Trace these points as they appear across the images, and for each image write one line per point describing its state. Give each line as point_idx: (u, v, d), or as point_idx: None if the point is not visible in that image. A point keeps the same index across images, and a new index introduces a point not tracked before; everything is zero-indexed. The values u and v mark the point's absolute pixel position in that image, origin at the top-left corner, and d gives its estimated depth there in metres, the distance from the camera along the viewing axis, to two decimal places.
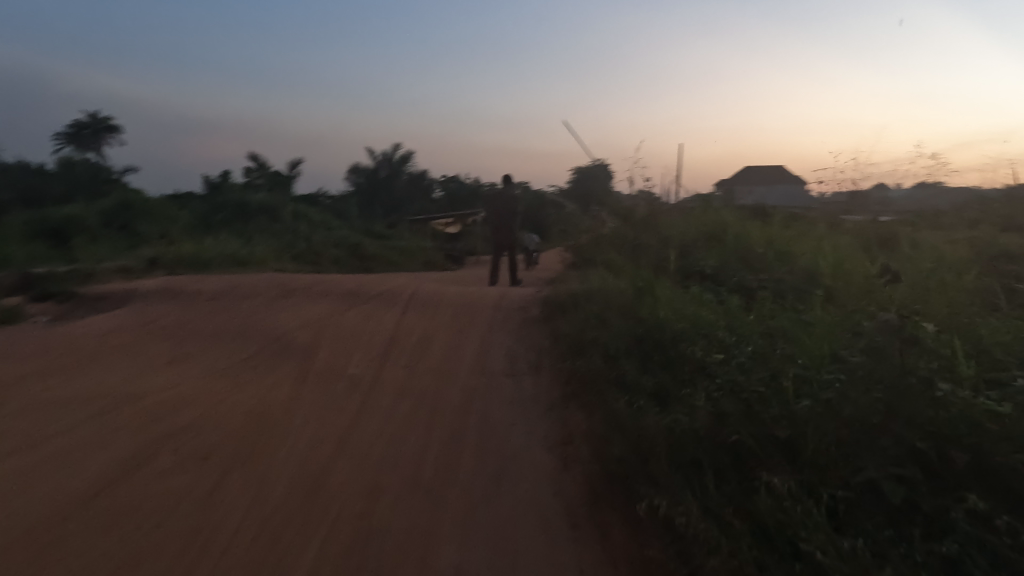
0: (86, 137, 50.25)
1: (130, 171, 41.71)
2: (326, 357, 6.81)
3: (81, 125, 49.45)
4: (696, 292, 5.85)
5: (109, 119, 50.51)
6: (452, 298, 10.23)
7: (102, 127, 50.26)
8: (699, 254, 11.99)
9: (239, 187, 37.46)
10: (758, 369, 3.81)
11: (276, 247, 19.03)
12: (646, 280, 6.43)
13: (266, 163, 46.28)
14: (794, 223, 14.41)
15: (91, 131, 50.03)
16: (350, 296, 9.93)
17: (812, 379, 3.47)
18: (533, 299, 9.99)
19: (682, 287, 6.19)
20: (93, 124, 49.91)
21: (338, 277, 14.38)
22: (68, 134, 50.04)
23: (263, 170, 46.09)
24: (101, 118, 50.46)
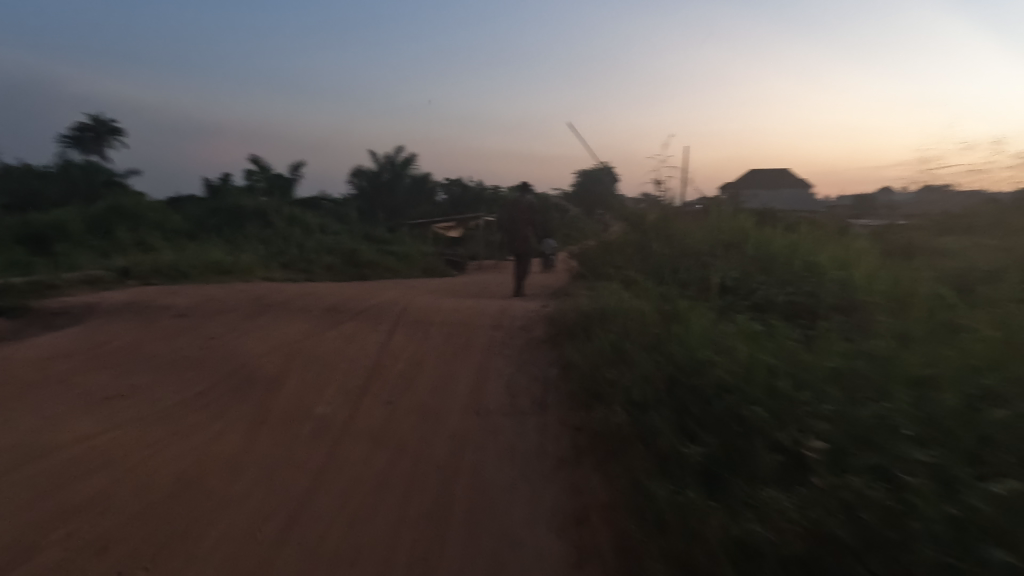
0: (90, 140, 49.60)
1: (130, 175, 41.02)
2: (293, 391, 5.80)
3: (86, 128, 48.93)
4: (742, 322, 4.81)
5: (113, 121, 49.86)
6: (447, 315, 9.17)
7: (107, 130, 49.57)
8: (718, 264, 10.98)
9: (238, 190, 36.66)
10: (860, 454, 2.81)
11: (266, 255, 18.08)
12: (674, 306, 5.40)
13: (265, 166, 45.36)
14: (818, 231, 13.37)
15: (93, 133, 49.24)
16: (334, 312, 8.90)
17: (962, 484, 2.44)
18: (537, 316, 8.92)
19: (722, 316, 5.15)
20: (95, 127, 49.14)
21: (326, 288, 13.37)
22: (71, 138, 49.55)
23: (263, 172, 45.27)
24: (105, 120, 49.83)
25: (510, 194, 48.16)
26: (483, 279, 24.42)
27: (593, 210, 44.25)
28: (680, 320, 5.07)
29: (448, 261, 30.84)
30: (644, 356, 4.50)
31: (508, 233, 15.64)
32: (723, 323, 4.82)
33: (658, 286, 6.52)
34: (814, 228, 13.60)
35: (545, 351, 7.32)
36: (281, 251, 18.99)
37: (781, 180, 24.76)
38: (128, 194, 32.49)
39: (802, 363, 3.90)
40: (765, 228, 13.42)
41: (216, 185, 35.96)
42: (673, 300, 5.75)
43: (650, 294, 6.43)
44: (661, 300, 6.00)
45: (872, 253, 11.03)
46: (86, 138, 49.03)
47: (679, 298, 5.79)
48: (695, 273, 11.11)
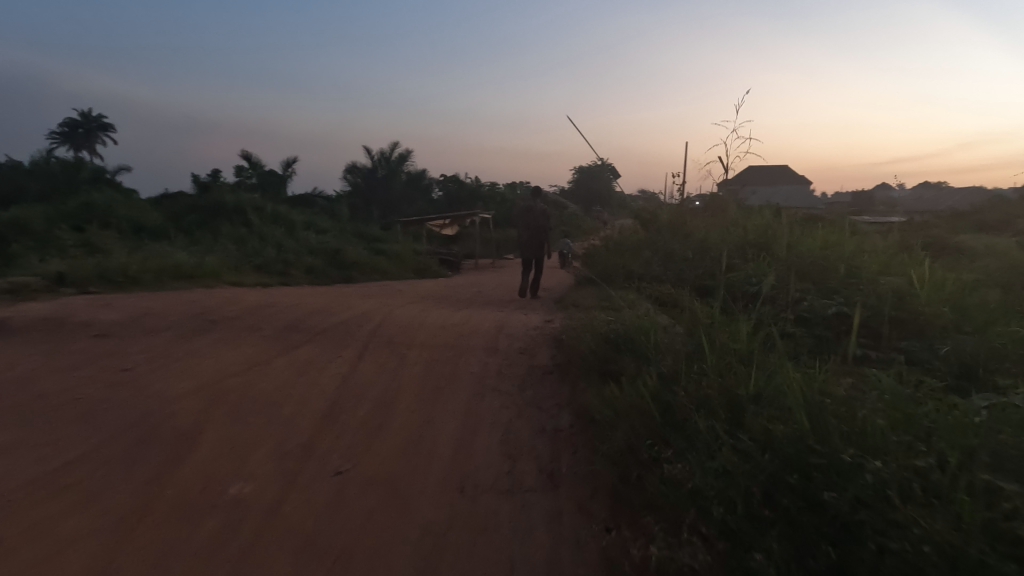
0: (78, 137, 47.62)
1: (120, 171, 39.31)
2: (205, 458, 4.17)
3: (73, 124, 47.04)
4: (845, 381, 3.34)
5: (102, 118, 48.01)
6: (431, 332, 7.53)
7: (95, 127, 47.46)
8: (749, 269, 9.46)
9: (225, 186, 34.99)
10: None
11: (236, 257, 16.41)
12: (742, 350, 3.86)
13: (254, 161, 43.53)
14: (851, 233, 11.94)
15: (82, 130, 46.77)
16: (291, 331, 7.24)
17: None
18: (542, 336, 7.28)
19: (809, 368, 3.65)
20: (84, 122, 46.89)
21: (297, 296, 11.73)
22: (57, 134, 47.60)
23: (252, 167, 43.40)
24: (94, 117, 48.00)
25: (507, 191, 46.55)
26: (479, 280, 22.69)
27: (592, 209, 42.84)
28: (754, 369, 3.51)
29: (441, 260, 29.13)
30: (712, 428, 2.98)
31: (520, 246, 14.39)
32: (820, 379, 3.32)
33: (704, 311, 4.96)
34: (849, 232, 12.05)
35: (553, 387, 5.70)
36: (256, 252, 17.28)
37: (790, 177, 23.35)
38: (109, 189, 30.73)
39: (969, 434, 2.54)
40: (794, 226, 11.94)
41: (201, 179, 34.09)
42: (731, 330, 4.22)
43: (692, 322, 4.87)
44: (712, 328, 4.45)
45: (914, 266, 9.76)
46: (74, 134, 47.00)
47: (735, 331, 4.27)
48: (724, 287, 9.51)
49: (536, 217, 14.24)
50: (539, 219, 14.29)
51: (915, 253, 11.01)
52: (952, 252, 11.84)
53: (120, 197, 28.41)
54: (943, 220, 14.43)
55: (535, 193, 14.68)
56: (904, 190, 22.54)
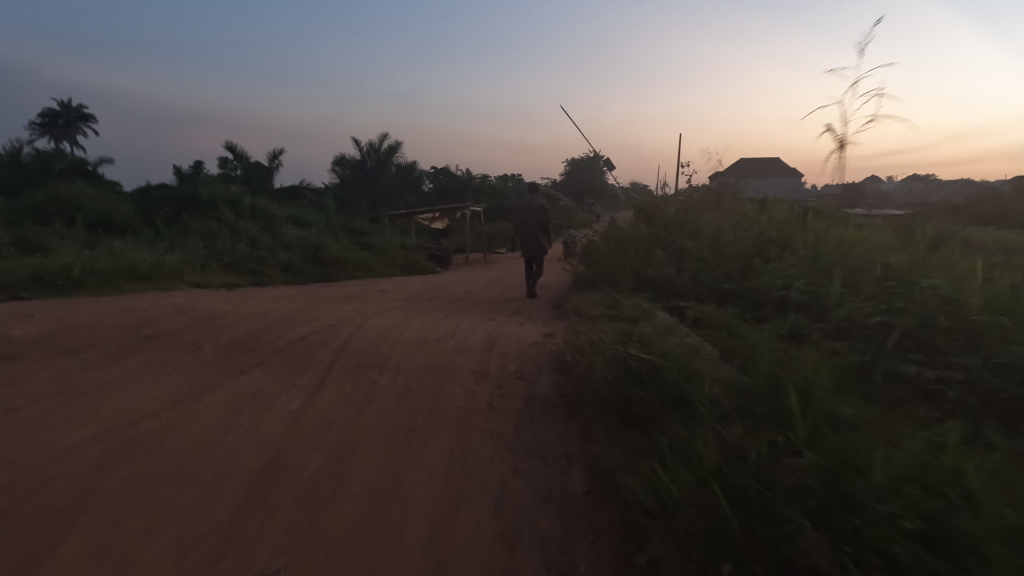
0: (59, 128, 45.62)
1: (100, 162, 37.60)
2: (78, 559, 3.06)
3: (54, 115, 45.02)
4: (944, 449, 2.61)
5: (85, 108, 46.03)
6: (408, 348, 6.31)
7: (77, 118, 45.42)
8: (775, 271, 8.33)
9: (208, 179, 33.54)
10: None
11: (204, 254, 15.11)
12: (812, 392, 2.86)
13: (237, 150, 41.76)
14: (877, 232, 10.88)
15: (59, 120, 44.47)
16: (239, 351, 6.00)
17: None
18: (542, 354, 6.09)
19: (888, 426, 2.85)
20: (63, 112, 44.78)
21: (266, 300, 10.49)
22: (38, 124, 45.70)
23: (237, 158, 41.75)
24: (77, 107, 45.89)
25: (500, 185, 45.33)
26: (468, 278, 21.41)
27: (587, 203, 41.74)
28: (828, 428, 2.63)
29: (430, 255, 27.77)
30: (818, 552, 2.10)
31: (519, 241, 13.36)
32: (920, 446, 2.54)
33: (751, 336, 3.89)
34: (873, 231, 10.98)
35: (558, 430, 4.55)
36: (228, 249, 15.94)
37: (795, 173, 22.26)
38: (82, 181, 29.03)
39: None
40: (816, 224, 10.83)
41: (181, 171, 32.59)
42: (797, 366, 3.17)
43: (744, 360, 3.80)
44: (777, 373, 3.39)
45: (955, 267, 8.68)
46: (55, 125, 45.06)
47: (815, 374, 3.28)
48: (746, 292, 8.36)
49: (532, 214, 13.18)
50: (536, 215, 13.18)
51: (950, 251, 9.95)
52: (990, 250, 10.76)
53: (94, 188, 26.89)
54: (967, 215, 13.42)
55: (533, 187, 13.53)
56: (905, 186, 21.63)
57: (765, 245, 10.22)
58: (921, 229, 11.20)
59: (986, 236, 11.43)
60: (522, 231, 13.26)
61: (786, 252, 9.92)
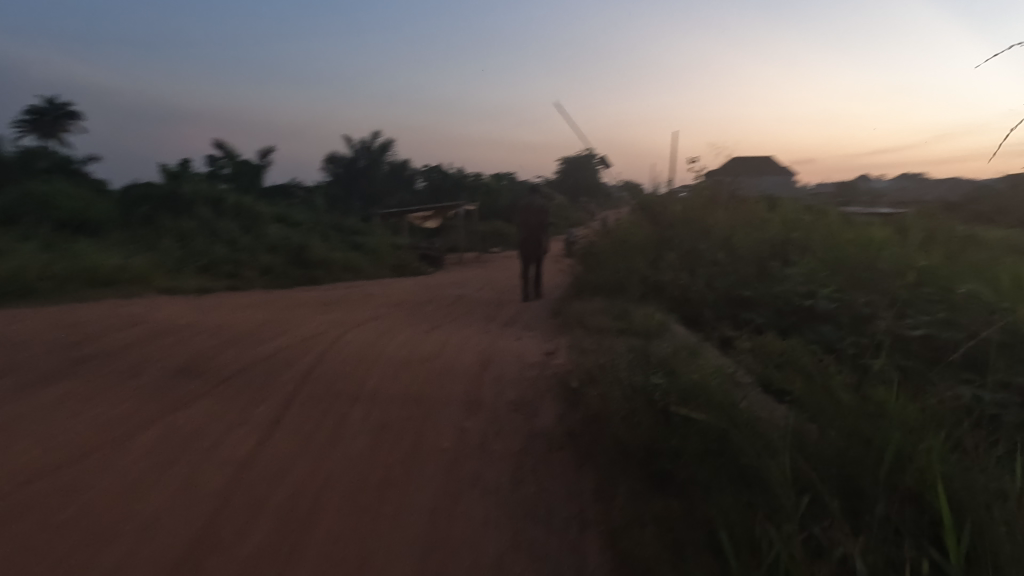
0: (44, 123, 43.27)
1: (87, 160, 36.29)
2: None
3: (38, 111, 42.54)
4: None
5: (70, 104, 43.67)
6: (388, 370, 5.44)
7: (64, 115, 43.18)
8: (800, 281, 7.56)
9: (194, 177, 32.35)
10: None
11: (179, 256, 14.14)
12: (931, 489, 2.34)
13: (225, 147, 40.41)
14: (900, 234, 10.12)
15: (46, 115, 42.46)
16: (188, 375, 5.10)
17: None
18: (542, 378, 5.23)
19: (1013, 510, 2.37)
20: (49, 108, 42.51)
21: (239, 308, 9.57)
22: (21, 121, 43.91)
23: (226, 155, 40.46)
24: (61, 103, 43.44)
25: (494, 183, 44.41)
26: (461, 279, 20.59)
27: (583, 202, 40.92)
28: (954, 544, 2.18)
29: (421, 255, 26.82)
30: None
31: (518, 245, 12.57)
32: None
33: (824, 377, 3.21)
34: (893, 232, 10.24)
35: (567, 483, 3.72)
36: (204, 250, 14.97)
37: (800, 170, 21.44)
38: (62, 179, 27.65)
39: None
40: (835, 226, 10.04)
41: (165, 169, 31.34)
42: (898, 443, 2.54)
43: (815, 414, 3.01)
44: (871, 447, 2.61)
45: (994, 273, 7.94)
46: (39, 122, 42.82)
47: (924, 453, 2.51)
48: (766, 301, 7.55)
49: (530, 216, 12.34)
50: (536, 217, 12.34)
51: (980, 254, 9.20)
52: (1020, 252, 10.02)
53: (72, 186, 25.62)
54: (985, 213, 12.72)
55: (534, 189, 12.69)
56: (908, 183, 21.06)
57: (781, 247, 9.40)
58: (945, 230, 10.45)
59: (1013, 236, 10.70)
60: (520, 234, 12.41)
61: (805, 255, 9.12)
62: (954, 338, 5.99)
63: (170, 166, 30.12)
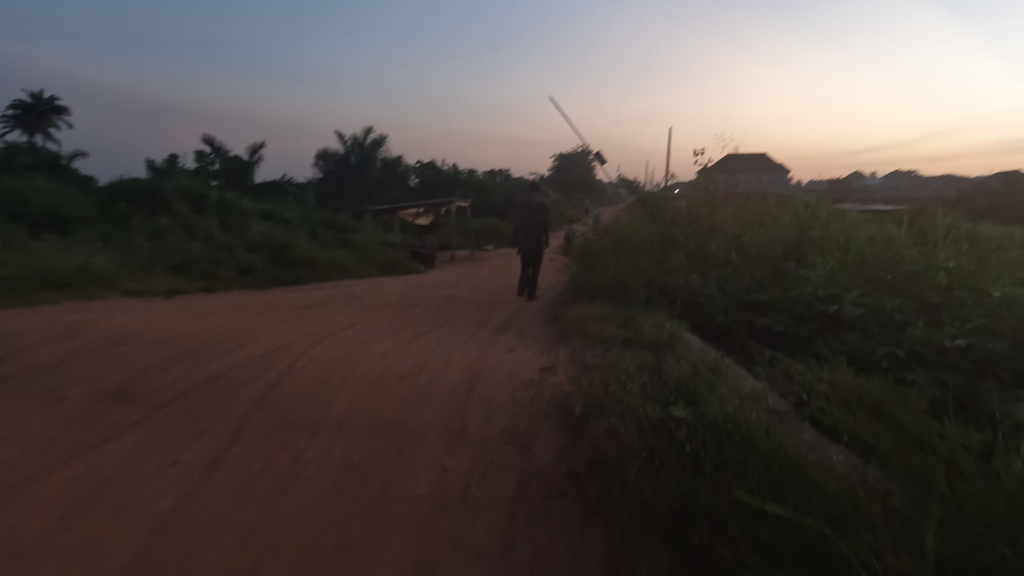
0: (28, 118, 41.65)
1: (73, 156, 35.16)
2: None
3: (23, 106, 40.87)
4: None
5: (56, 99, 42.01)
6: (359, 391, 4.68)
7: (50, 110, 41.62)
8: (822, 284, 6.87)
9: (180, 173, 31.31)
10: None
11: (151, 257, 13.30)
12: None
13: (213, 142, 39.40)
14: (921, 232, 9.45)
15: (33, 111, 41.00)
16: (121, 400, 4.34)
17: None
18: (538, 402, 4.47)
19: None
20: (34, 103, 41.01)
21: (207, 312, 8.78)
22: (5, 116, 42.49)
23: (214, 150, 39.35)
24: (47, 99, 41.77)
25: (488, 180, 43.58)
26: (452, 278, 19.83)
27: (579, 199, 40.13)
28: None
29: (412, 252, 25.98)
30: None
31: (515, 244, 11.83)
32: None
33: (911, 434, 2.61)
34: (911, 230, 9.57)
35: (568, 548, 2.99)
36: (179, 248, 14.15)
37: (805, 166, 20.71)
38: (43, 175, 26.69)
39: None
40: (852, 224, 9.36)
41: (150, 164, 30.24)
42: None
43: (919, 473, 2.29)
44: (1014, 534, 1.91)
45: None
46: (24, 117, 41.36)
47: None
48: (784, 306, 6.84)
49: (529, 214, 11.62)
50: (536, 216, 11.61)
51: (1010, 254, 8.53)
52: None
53: (50, 182, 24.53)
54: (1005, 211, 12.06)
55: (535, 189, 12.00)
56: (907, 178, 20.39)
57: (795, 246, 8.70)
58: (968, 227, 9.78)
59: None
60: (517, 233, 11.68)
61: (821, 254, 8.42)
62: (1000, 348, 5.31)
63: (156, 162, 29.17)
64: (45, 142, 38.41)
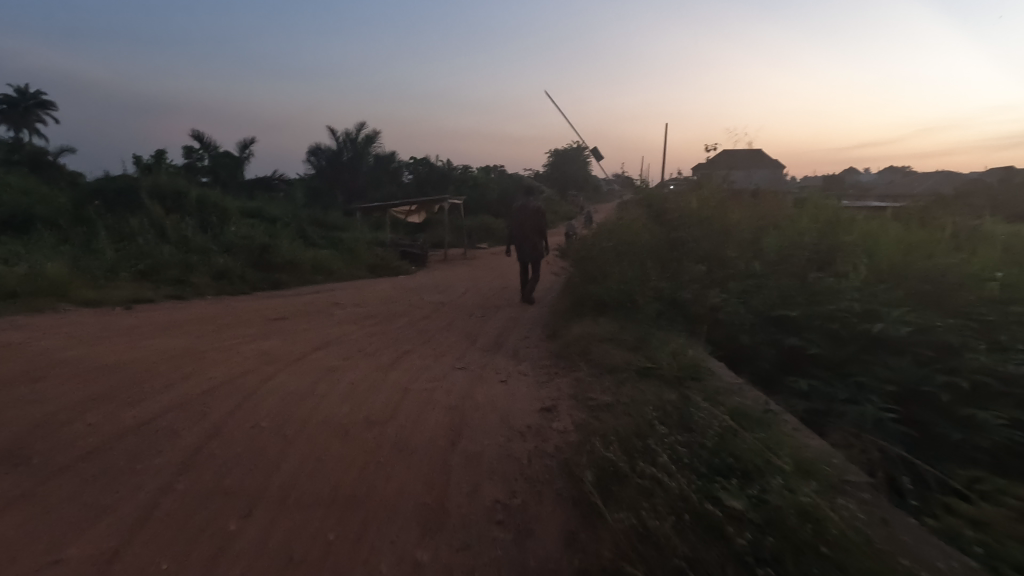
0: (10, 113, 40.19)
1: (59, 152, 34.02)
2: None
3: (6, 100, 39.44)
4: None
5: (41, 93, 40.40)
6: (316, 444, 3.78)
7: (34, 105, 40.16)
8: (859, 299, 6.02)
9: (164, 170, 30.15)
10: None
11: (117, 263, 12.30)
12: None
13: (202, 138, 38.25)
14: (957, 236, 8.57)
15: (18, 106, 39.50)
16: (10, 463, 3.44)
17: None
18: (538, 462, 3.56)
19: None
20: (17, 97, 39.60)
21: (165, 327, 7.86)
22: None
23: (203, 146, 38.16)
24: (31, 94, 40.36)
25: (483, 177, 42.54)
26: (444, 280, 18.87)
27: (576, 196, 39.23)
28: None
29: (403, 252, 24.95)
30: None
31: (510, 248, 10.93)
32: None
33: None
34: (944, 233, 8.67)
35: None
36: (148, 252, 13.17)
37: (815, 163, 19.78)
38: (22, 171, 25.52)
39: None
40: (882, 226, 8.49)
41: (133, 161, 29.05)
42: None
43: None
44: None
45: None
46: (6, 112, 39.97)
47: None
48: (818, 323, 5.95)
49: (526, 215, 10.73)
50: (533, 218, 10.72)
51: None
52: None
53: (26, 179, 23.40)
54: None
55: (533, 188, 11.10)
56: (904, 172, 19.59)
57: (820, 250, 7.78)
58: (1005, 230, 8.95)
59: None
60: (513, 237, 10.79)
61: (849, 261, 7.52)
62: None
63: (141, 159, 27.97)
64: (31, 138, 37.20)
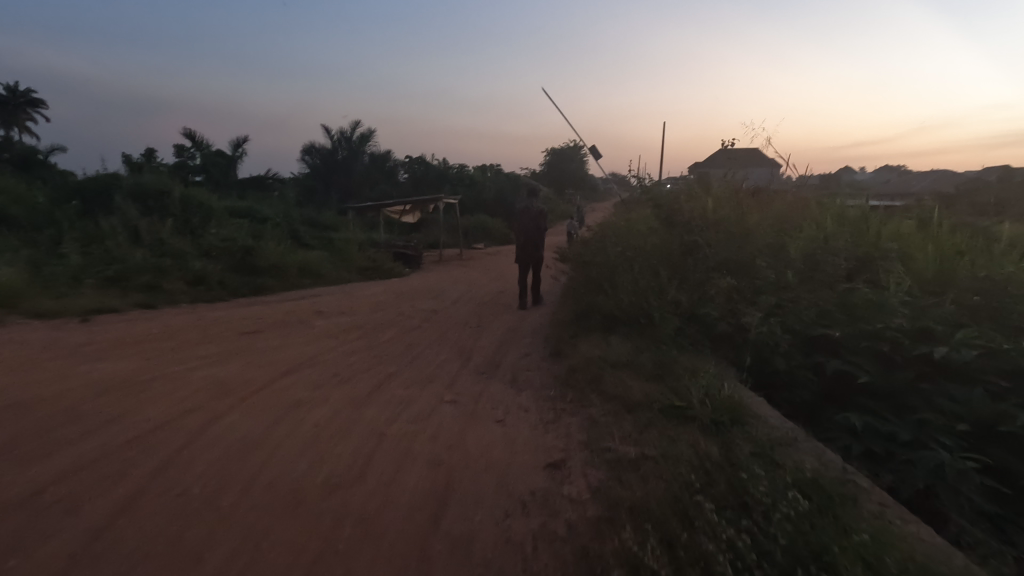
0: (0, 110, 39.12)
1: (51, 150, 33.11)
2: None
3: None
4: None
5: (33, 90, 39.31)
6: (258, 521, 2.91)
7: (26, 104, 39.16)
8: (914, 319, 5.18)
9: (152, 169, 29.20)
10: None
11: (84, 270, 11.40)
12: None
13: (194, 136, 37.28)
14: (1000, 240, 7.73)
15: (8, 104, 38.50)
16: None
17: None
18: (547, 550, 2.72)
19: None
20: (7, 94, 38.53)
21: (120, 344, 6.96)
22: None
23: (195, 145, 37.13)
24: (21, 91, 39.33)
25: (479, 176, 41.61)
26: (439, 283, 18.00)
27: (574, 195, 38.36)
28: None
29: (396, 253, 24.03)
30: None
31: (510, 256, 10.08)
32: None
33: None
34: (987, 237, 7.83)
35: None
36: (119, 257, 12.25)
37: None
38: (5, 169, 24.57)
39: None
40: (919, 229, 7.64)
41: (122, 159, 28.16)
42: None
43: None
44: None
45: None
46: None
47: None
48: (865, 344, 5.11)
49: (527, 221, 9.86)
50: (535, 223, 9.85)
51: None
52: None
53: (6, 178, 22.42)
54: None
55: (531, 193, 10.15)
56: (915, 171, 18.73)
57: (852, 257, 6.94)
58: None
59: None
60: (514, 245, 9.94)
61: (888, 270, 6.68)
62: None
63: (129, 158, 27.02)
64: (21, 137, 36.29)
